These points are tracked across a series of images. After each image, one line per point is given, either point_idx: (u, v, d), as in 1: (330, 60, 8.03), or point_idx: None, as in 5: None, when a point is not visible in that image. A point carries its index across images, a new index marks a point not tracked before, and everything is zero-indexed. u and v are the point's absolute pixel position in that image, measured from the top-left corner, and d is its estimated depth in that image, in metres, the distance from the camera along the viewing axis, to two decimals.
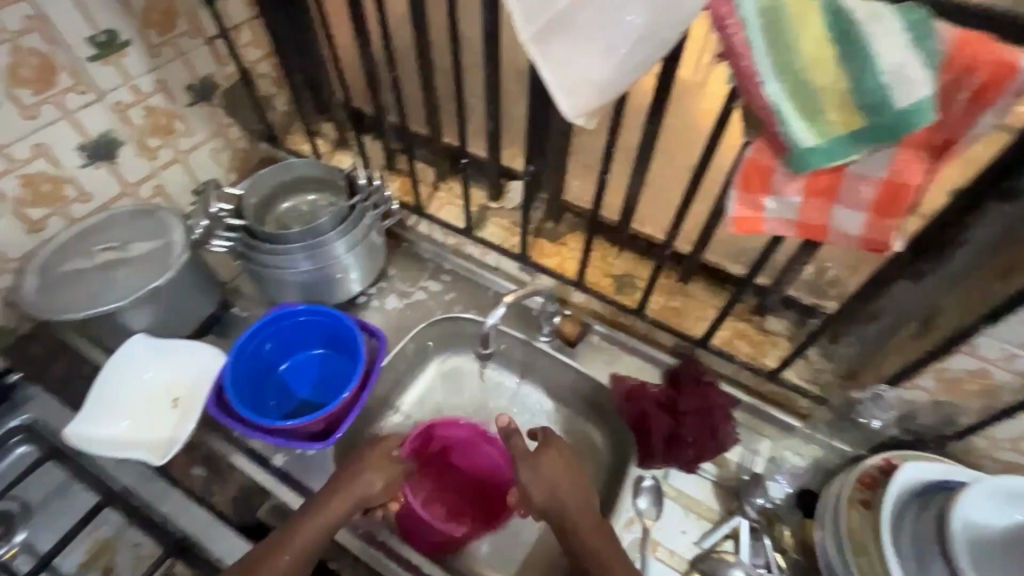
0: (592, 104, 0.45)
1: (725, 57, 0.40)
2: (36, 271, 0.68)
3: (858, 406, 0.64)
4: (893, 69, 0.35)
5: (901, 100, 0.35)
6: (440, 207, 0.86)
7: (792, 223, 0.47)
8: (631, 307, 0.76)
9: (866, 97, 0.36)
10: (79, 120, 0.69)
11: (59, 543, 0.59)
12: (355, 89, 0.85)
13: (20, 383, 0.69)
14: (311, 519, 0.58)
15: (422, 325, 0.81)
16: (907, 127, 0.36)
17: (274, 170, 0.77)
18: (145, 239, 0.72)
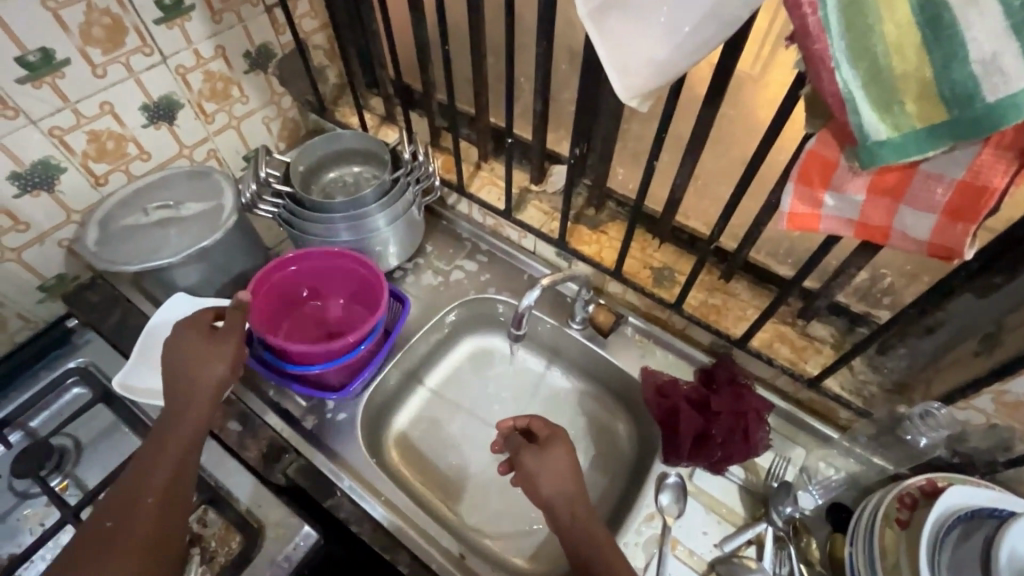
0: (648, 85, 0.43)
1: (796, 39, 0.37)
2: (97, 223, 0.72)
3: (906, 423, 0.59)
4: (985, 59, 0.31)
5: (990, 94, 0.32)
6: (481, 186, 0.85)
7: (852, 222, 0.44)
8: (669, 302, 0.74)
9: (949, 88, 0.33)
10: (143, 81, 0.72)
11: (105, 479, 0.62)
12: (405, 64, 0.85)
13: (79, 328, 0.78)
14: (167, 430, 0.57)
15: (458, 303, 0.82)
16: (996, 125, 0.32)
17: (322, 140, 0.78)
18: (198, 200, 0.74)
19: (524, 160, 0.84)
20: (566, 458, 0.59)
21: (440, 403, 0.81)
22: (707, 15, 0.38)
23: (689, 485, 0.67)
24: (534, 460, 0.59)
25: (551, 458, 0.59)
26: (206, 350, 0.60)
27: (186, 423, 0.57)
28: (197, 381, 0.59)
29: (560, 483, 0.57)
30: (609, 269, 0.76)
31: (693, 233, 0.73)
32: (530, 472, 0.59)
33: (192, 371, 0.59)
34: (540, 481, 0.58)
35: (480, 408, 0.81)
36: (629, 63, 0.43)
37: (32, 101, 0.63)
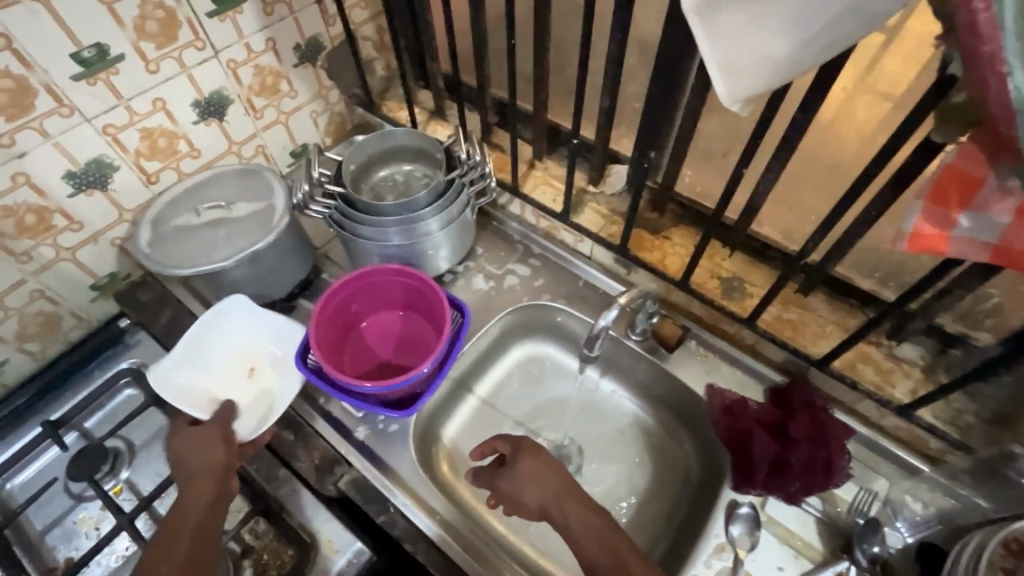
0: (759, 87, 0.39)
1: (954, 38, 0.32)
2: (149, 223, 0.70)
3: (1019, 460, 0.52)
4: None
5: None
6: (536, 186, 0.81)
7: (988, 246, 0.38)
8: (739, 316, 0.68)
9: None
10: (195, 76, 0.69)
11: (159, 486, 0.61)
12: (459, 57, 0.81)
13: (131, 328, 0.80)
14: (176, 514, 0.54)
15: (510, 309, 0.78)
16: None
17: (374, 138, 0.75)
18: (248, 200, 0.73)
19: (583, 159, 0.79)
20: (536, 466, 0.59)
21: (491, 413, 0.78)
22: (846, 9, 0.33)
23: (760, 514, 0.63)
24: (508, 481, 0.60)
25: (521, 473, 0.59)
26: (211, 434, 0.60)
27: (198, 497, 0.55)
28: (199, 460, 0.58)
29: (535, 495, 0.58)
30: (674, 279, 0.72)
31: (771, 244, 0.67)
32: (512, 490, 0.59)
33: (191, 452, 0.59)
34: (522, 497, 0.58)
35: (532, 421, 0.78)
36: (739, 66, 0.38)
37: (87, 98, 0.62)
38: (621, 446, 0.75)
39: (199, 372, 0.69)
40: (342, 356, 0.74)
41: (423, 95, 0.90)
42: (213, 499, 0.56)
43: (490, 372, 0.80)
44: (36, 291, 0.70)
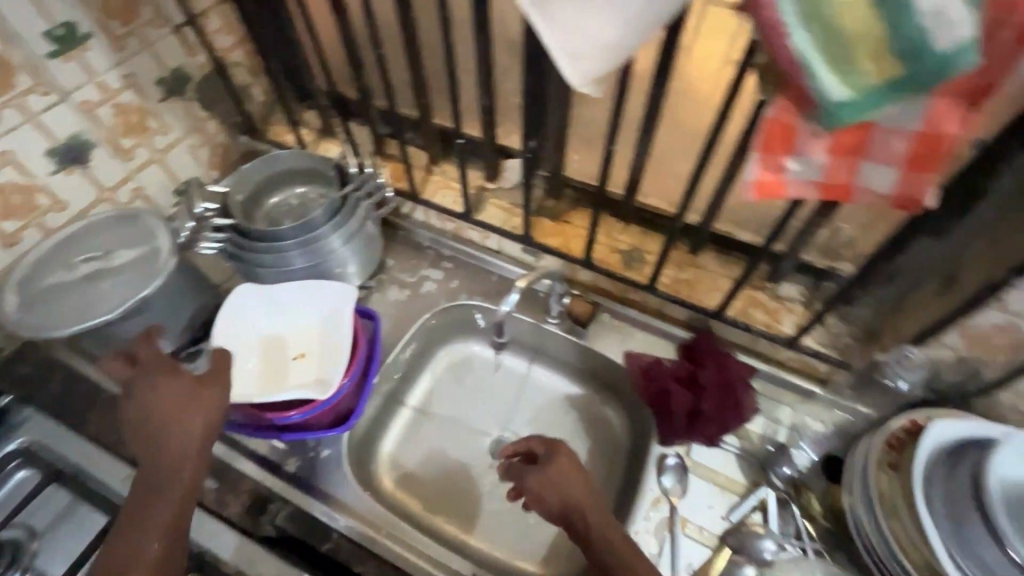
0: (602, 69, 0.42)
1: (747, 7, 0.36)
2: (14, 289, 0.64)
3: (883, 367, 0.62)
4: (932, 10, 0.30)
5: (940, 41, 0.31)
6: (435, 191, 0.83)
7: (817, 184, 0.44)
8: (642, 283, 0.73)
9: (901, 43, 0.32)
10: (44, 123, 0.64)
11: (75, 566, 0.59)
12: (336, 72, 0.80)
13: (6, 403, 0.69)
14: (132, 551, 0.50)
15: (427, 314, 0.78)
16: (951, 69, 0.32)
17: (257, 164, 0.73)
18: (128, 246, 0.68)
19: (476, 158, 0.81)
20: (570, 462, 0.57)
21: (427, 420, 0.78)
22: None
23: (687, 462, 0.68)
24: (537, 476, 0.57)
25: (551, 475, 0.56)
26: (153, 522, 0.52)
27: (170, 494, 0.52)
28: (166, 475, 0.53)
29: (567, 495, 0.55)
30: (579, 260, 0.76)
31: (657, 211, 0.73)
32: (545, 484, 0.56)
33: (170, 444, 0.53)
34: (550, 498, 0.55)
35: (466, 421, 0.78)
36: (581, 54, 0.41)
37: None
38: (556, 427, 0.78)
39: (246, 338, 0.69)
40: None
41: (307, 115, 0.89)
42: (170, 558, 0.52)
43: (419, 380, 0.81)
44: None
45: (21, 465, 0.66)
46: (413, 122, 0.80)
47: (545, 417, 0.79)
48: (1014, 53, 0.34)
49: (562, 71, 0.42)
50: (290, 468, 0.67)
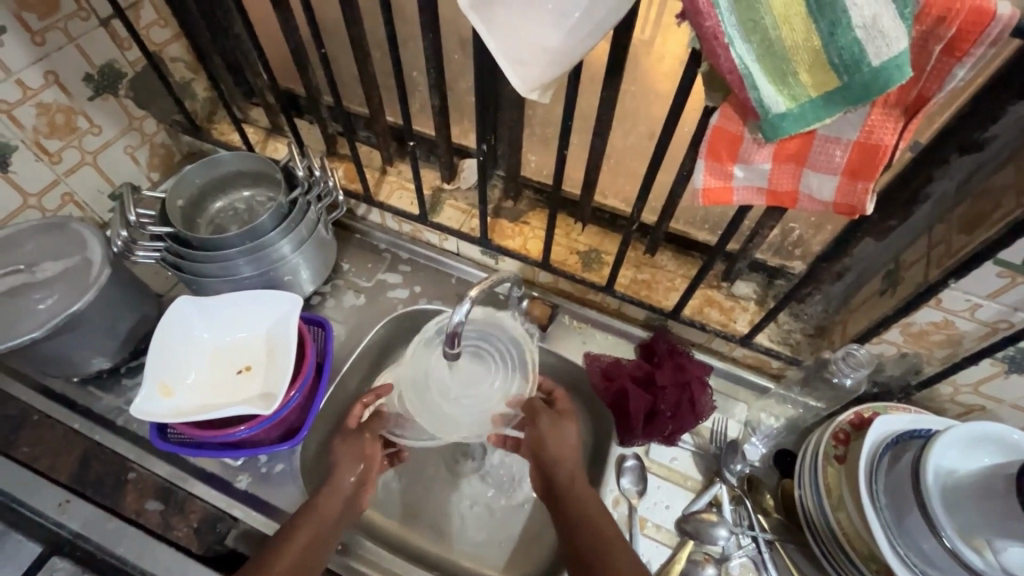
0: (749, 164, 0.51)
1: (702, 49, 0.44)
2: (193, 387, 0.75)
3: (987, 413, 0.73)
4: (866, 27, 0.38)
5: (876, 56, 0.39)
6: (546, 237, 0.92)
7: (760, 189, 0.53)
8: (765, 359, 0.85)
9: (838, 55, 0.40)
10: (287, 262, 0.80)
11: (276, 544, 0.65)
12: (386, 78, 0.88)
13: (244, 469, 0.78)
14: (265, 551, 0.64)
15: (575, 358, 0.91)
16: (884, 85, 0.40)
17: (457, 215, 0.95)
18: (309, 264, 0.85)
19: (623, 209, 0.88)
20: (570, 429, 0.76)
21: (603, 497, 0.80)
22: (584, 20, 0.46)
23: (837, 518, 0.69)
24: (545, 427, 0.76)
25: (563, 436, 0.75)
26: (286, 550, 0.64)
27: (304, 532, 0.66)
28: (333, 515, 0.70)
29: (557, 451, 0.73)
30: (694, 321, 0.86)
31: (760, 262, 0.85)
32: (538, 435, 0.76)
33: (327, 505, 0.70)
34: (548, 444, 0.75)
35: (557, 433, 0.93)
36: (515, 67, 0.50)
37: (172, 322, 0.76)
38: (680, 479, 0.82)
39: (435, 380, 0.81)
40: (298, 412, 0.76)
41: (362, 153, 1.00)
42: (314, 552, 0.66)
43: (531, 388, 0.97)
44: (63, 500, 0.73)
45: (241, 502, 0.76)
46: (542, 170, 0.91)
47: (663, 473, 0.82)
48: (946, 66, 0.41)
49: (504, 74, 0.51)
50: (277, 473, 0.78)
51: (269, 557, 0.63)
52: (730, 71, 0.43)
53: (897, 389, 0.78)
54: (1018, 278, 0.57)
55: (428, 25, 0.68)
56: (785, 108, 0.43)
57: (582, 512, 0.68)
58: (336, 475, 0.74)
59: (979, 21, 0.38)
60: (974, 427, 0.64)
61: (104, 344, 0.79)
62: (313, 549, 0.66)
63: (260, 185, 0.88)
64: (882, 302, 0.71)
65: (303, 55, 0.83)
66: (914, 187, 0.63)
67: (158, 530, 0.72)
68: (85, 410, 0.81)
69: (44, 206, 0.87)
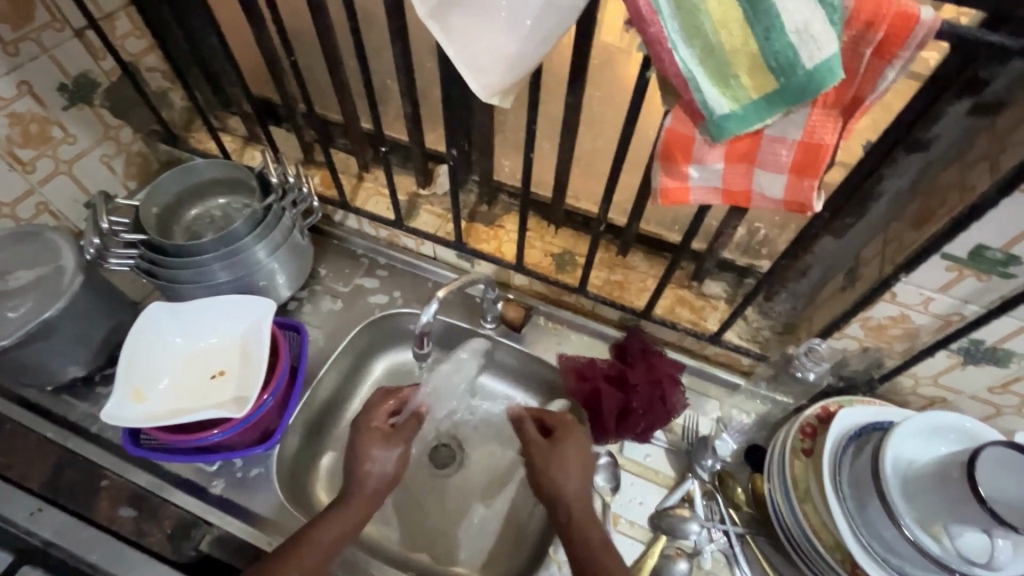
0: (703, 164, 0.53)
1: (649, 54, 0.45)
2: (168, 392, 0.76)
3: (947, 403, 0.75)
4: (797, 33, 0.40)
5: (810, 59, 0.41)
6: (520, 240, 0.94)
7: (713, 189, 0.55)
8: (736, 355, 0.87)
9: (774, 58, 0.42)
10: (262, 266, 0.81)
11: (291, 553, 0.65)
12: (361, 86, 0.89)
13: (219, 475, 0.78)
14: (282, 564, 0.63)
15: (550, 358, 0.92)
16: (818, 86, 0.42)
17: (433, 220, 0.96)
18: (285, 269, 0.85)
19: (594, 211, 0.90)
20: (572, 453, 0.72)
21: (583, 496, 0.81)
22: (538, 25, 0.47)
23: (802, 507, 0.71)
24: (545, 457, 0.72)
25: (559, 467, 0.71)
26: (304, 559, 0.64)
27: (318, 541, 0.66)
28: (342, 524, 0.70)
29: (559, 481, 0.70)
30: (665, 320, 0.88)
31: (729, 261, 0.87)
32: (540, 467, 0.72)
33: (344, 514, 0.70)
34: (546, 476, 0.71)
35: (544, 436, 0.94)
36: (473, 72, 0.51)
37: (147, 327, 0.76)
38: (652, 475, 0.83)
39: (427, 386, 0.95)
40: (273, 418, 0.76)
41: (339, 160, 1.01)
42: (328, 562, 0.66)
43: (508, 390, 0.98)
44: (36, 508, 0.73)
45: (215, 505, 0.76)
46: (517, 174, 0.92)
47: (636, 470, 0.83)
48: (877, 68, 0.43)
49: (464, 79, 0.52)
50: (251, 476, 0.78)
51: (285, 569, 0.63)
52: (675, 75, 0.44)
53: (862, 383, 0.80)
54: (965, 272, 0.59)
55: (397, 33, 0.69)
56: (729, 110, 0.45)
57: (589, 551, 0.64)
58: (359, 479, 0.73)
59: (903, 26, 0.41)
60: (957, 419, 0.66)
61: (78, 352, 0.79)
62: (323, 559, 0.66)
63: (236, 193, 0.89)
64: (843, 298, 0.73)
65: (277, 64, 0.85)
66: (868, 186, 0.65)
67: (131, 537, 0.72)
68: (59, 419, 0.81)
69: (18, 216, 0.88)
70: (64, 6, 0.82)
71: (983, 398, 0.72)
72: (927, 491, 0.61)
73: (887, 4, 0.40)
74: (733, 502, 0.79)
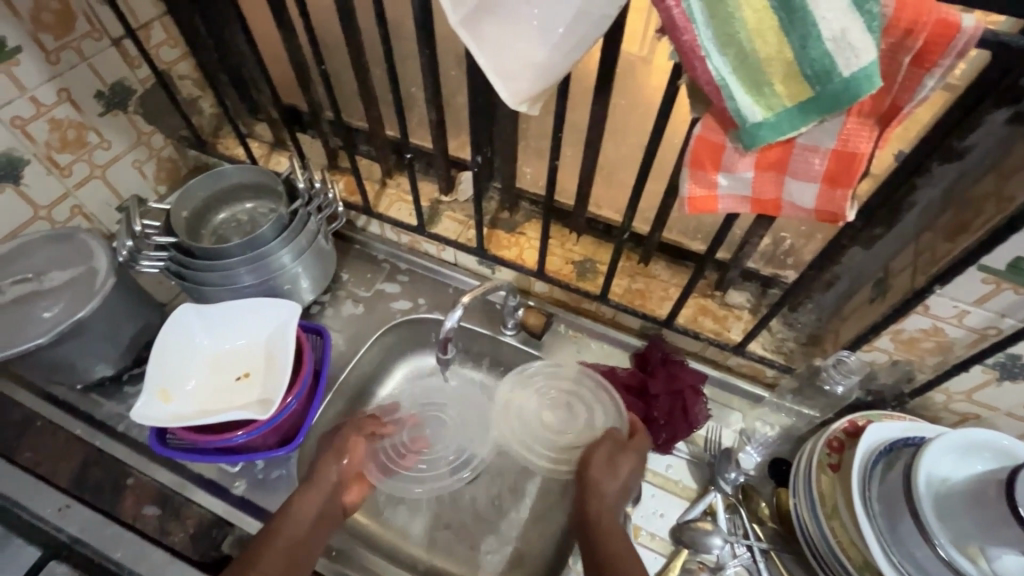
0: (734, 173, 0.53)
1: (682, 61, 0.45)
2: (194, 392, 0.77)
3: (979, 419, 0.73)
4: (835, 40, 0.40)
5: (846, 67, 0.41)
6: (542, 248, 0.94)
7: (743, 198, 0.55)
8: (759, 365, 0.86)
9: (811, 65, 0.41)
10: (287, 270, 0.82)
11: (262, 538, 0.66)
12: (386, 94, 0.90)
13: (240, 475, 0.79)
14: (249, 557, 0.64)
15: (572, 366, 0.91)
16: (854, 94, 0.41)
17: (455, 226, 0.96)
18: (309, 273, 0.86)
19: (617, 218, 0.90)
20: (626, 471, 0.72)
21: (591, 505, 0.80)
22: (571, 33, 0.47)
23: (829, 521, 0.69)
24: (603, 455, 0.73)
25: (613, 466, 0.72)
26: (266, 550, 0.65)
27: (285, 533, 0.66)
28: (318, 513, 0.70)
29: (604, 480, 0.71)
30: (688, 330, 0.87)
31: (753, 271, 0.85)
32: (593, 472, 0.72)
33: (305, 507, 0.69)
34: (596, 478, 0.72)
35: None
36: (504, 80, 0.52)
37: (177, 327, 0.78)
38: (670, 485, 0.82)
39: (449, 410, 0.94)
40: (295, 421, 0.77)
41: (362, 167, 1.02)
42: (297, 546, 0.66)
43: None
44: (62, 505, 0.74)
45: (233, 504, 0.77)
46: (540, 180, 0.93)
47: (657, 482, 0.82)
48: (917, 75, 0.42)
49: (494, 87, 0.52)
50: (273, 477, 0.79)
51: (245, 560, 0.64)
52: (707, 82, 0.44)
53: (891, 398, 0.79)
54: (1003, 284, 0.58)
55: (426, 42, 0.71)
56: (762, 117, 0.45)
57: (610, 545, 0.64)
58: (318, 472, 0.74)
59: (943, 33, 0.40)
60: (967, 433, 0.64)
61: (107, 352, 0.81)
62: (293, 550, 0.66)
63: (263, 198, 0.91)
64: (872, 310, 0.71)
65: (305, 73, 0.87)
66: (900, 196, 0.64)
67: (154, 535, 0.72)
68: (88, 417, 0.82)
69: (53, 218, 0.90)
70: (104, 16, 0.85)
71: (1020, 416, 0.70)
72: (964, 509, 0.59)
73: (928, 10, 0.40)
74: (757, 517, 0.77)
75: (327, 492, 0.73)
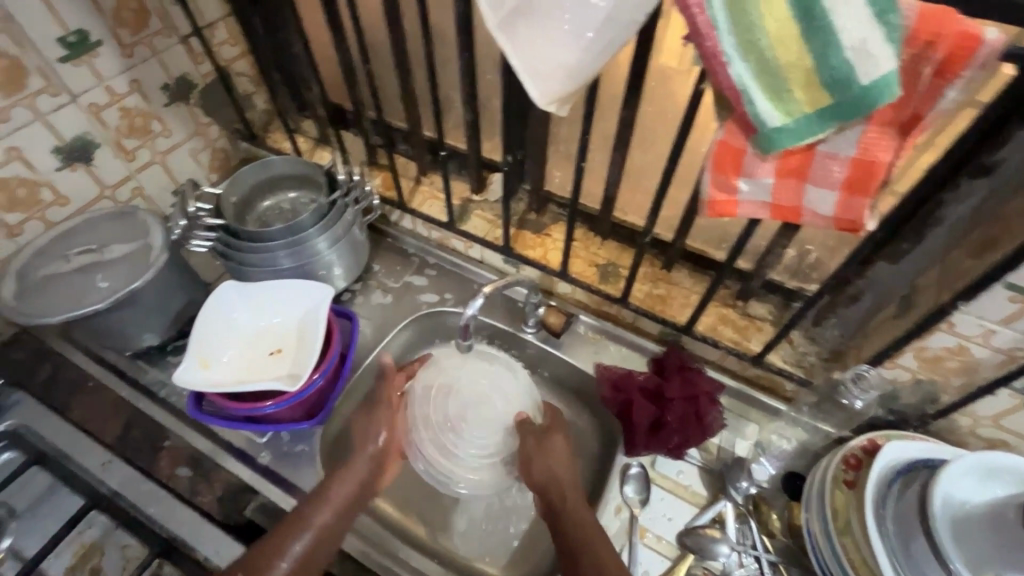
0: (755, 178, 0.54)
1: (705, 66, 0.47)
2: (230, 363, 0.82)
3: (1006, 446, 0.71)
4: (855, 49, 0.41)
5: (866, 75, 0.42)
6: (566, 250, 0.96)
7: (763, 203, 0.56)
8: (778, 378, 0.85)
9: (831, 72, 0.43)
10: (322, 256, 0.87)
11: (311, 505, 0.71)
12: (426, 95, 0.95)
13: (268, 447, 0.83)
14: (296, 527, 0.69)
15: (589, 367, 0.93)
16: (874, 102, 0.42)
17: (484, 224, 1.00)
18: (343, 261, 0.91)
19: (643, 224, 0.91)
20: (557, 447, 0.75)
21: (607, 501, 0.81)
22: (601, 37, 0.50)
23: (842, 538, 0.68)
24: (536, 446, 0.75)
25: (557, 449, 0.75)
26: (307, 521, 0.69)
27: (329, 512, 0.71)
28: (356, 486, 0.75)
29: (552, 468, 0.73)
30: (707, 337, 0.87)
31: (776, 283, 0.85)
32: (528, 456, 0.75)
33: (340, 489, 0.73)
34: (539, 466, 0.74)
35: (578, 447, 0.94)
36: (535, 80, 0.55)
37: (220, 302, 0.84)
38: (681, 490, 0.83)
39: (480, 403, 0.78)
40: (320, 399, 0.81)
41: (399, 164, 1.07)
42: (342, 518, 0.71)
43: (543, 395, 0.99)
44: (105, 460, 0.80)
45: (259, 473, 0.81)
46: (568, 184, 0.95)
47: (667, 486, 0.83)
48: (939, 86, 0.43)
49: (525, 87, 0.55)
50: (298, 450, 0.84)
51: (286, 531, 0.68)
52: (729, 88, 0.46)
53: (914, 418, 0.77)
54: None
55: (465, 47, 0.75)
56: (781, 122, 0.46)
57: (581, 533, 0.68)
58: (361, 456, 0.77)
59: (965, 45, 0.41)
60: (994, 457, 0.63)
61: (155, 322, 0.87)
62: (333, 529, 0.70)
63: (305, 188, 0.97)
64: (895, 326, 0.71)
65: (352, 73, 0.92)
66: (928, 211, 0.63)
67: (185, 494, 0.77)
68: (133, 381, 0.89)
69: (116, 198, 0.98)
70: (174, 16, 0.92)
71: None
72: (981, 531, 0.58)
73: (950, 22, 0.41)
74: (767, 529, 0.77)
75: (371, 469, 0.77)
